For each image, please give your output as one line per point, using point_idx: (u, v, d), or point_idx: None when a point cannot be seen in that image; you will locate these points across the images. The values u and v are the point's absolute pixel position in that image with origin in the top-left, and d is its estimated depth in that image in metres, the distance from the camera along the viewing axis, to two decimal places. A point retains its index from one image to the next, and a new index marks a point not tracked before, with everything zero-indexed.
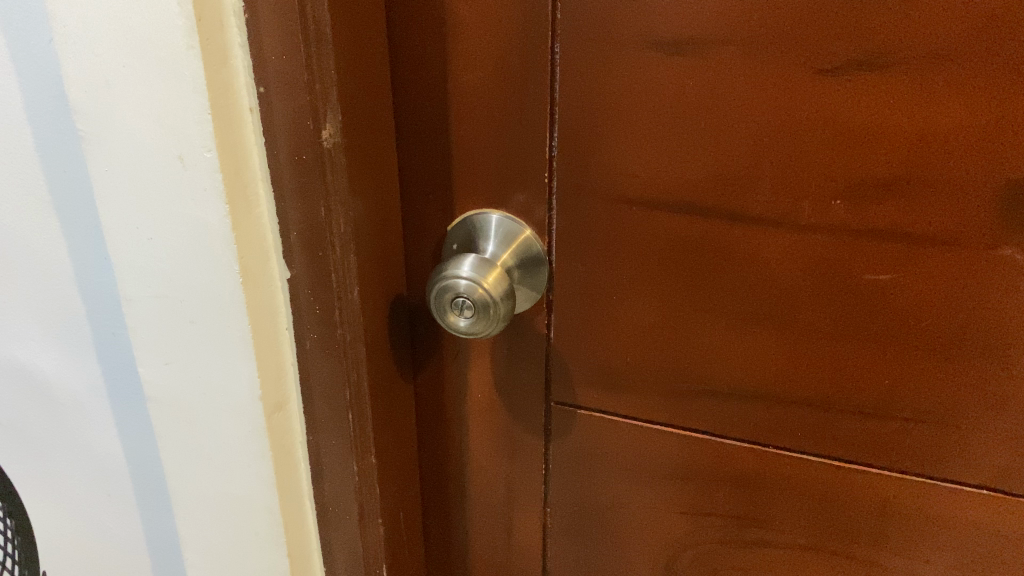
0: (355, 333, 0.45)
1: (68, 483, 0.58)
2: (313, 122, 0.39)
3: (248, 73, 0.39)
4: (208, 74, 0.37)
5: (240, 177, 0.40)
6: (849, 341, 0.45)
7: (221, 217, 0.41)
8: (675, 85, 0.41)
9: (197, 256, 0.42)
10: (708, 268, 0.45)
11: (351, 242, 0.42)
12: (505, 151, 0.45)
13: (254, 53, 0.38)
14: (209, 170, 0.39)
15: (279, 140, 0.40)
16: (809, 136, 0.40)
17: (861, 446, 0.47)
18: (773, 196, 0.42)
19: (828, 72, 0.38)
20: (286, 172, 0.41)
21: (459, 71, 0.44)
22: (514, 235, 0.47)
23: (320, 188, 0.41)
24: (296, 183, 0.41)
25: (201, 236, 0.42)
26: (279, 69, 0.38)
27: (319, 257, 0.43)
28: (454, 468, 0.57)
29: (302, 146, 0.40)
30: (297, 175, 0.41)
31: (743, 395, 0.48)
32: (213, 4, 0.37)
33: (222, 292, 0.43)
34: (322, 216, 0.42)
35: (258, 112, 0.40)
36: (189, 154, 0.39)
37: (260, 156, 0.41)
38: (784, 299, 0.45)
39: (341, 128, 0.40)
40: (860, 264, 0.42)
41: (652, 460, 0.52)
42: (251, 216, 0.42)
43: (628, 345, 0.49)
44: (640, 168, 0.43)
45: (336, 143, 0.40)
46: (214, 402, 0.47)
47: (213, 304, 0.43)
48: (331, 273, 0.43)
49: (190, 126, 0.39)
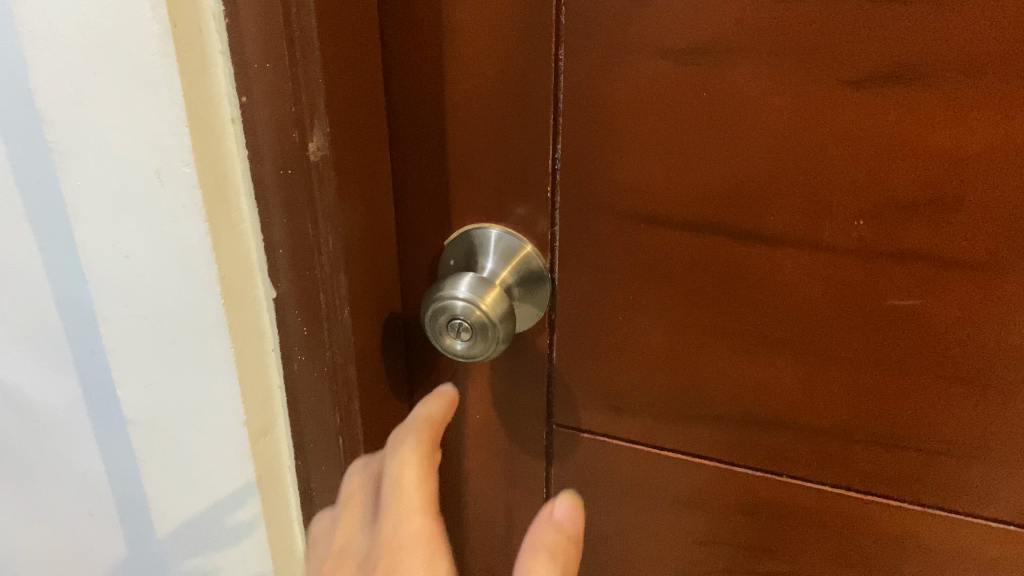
0: (347, 356, 0.42)
1: (47, 504, 0.55)
2: (299, 134, 0.36)
3: (229, 82, 0.36)
4: (185, 85, 0.35)
5: (221, 192, 0.38)
6: (870, 370, 0.42)
7: (201, 233, 0.38)
8: (687, 96, 0.38)
9: (176, 274, 0.40)
10: (721, 291, 0.43)
11: (342, 261, 0.40)
12: (505, 162, 0.43)
13: (235, 61, 0.36)
14: (187, 184, 0.37)
15: (263, 154, 0.37)
16: (832, 151, 0.37)
17: (881, 479, 0.45)
18: (792, 215, 0.40)
19: (852, 84, 0.36)
20: (271, 187, 0.38)
21: (456, 79, 0.41)
22: (514, 251, 0.45)
23: (307, 202, 0.38)
24: (281, 199, 0.38)
25: (181, 253, 0.39)
26: (260, 78, 0.36)
27: (307, 276, 0.40)
28: (451, 488, 0.54)
29: (286, 159, 0.37)
30: (282, 190, 0.38)
31: (757, 422, 0.46)
32: (189, 7, 0.34)
33: (204, 313, 0.40)
34: (310, 233, 0.39)
35: (240, 123, 0.37)
36: (166, 168, 0.37)
37: (244, 169, 0.38)
38: (801, 323, 0.42)
39: (330, 141, 0.37)
40: (884, 288, 0.40)
41: (659, 487, 0.50)
42: (233, 234, 0.39)
43: (635, 368, 0.46)
44: (649, 183, 0.41)
45: (325, 156, 0.37)
46: (197, 428, 0.44)
47: (193, 325, 0.41)
48: (319, 293, 0.40)
49: (167, 138, 0.36)
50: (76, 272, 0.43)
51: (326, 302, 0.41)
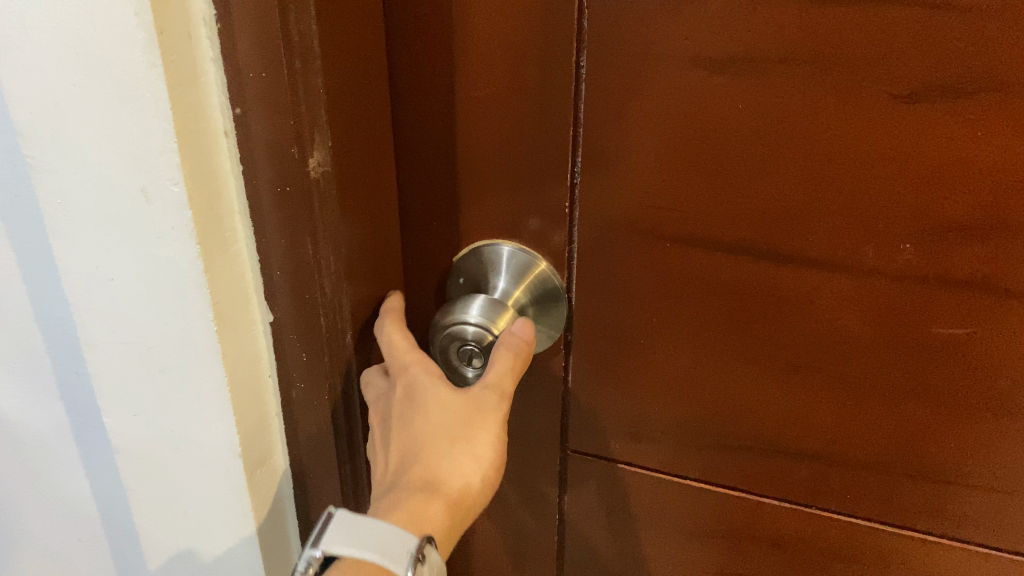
0: (348, 375, 0.40)
1: (33, 527, 0.52)
2: (298, 150, 0.33)
3: (221, 90, 0.33)
4: (173, 96, 0.31)
5: (213, 213, 0.35)
6: (910, 401, 0.39)
7: (192, 258, 0.35)
8: (721, 109, 0.35)
9: (163, 300, 0.37)
10: (751, 314, 0.40)
11: (344, 282, 0.37)
12: (519, 175, 0.40)
13: (228, 68, 0.32)
14: (177, 206, 0.33)
15: (258, 170, 0.34)
16: (880, 169, 0.34)
17: (916, 512, 0.42)
18: (832, 237, 0.37)
19: (905, 98, 0.33)
20: (266, 207, 0.35)
21: (467, 87, 0.38)
22: (528, 269, 0.42)
23: (307, 222, 0.35)
24: (278, 219, 0.35)
25: (170, 278, 0.36)
26: (255, 88, 0.32)
27: (307, 300, 0.37)
28: None
29: (284, 177, 0.34)
30: (280, 210, 0.35)
31: (785, 451, 0.43)
32: (177, 12, 0.30)
33: (194, 341, 0.37)
34: (310, 255, 0.36)
35: (234, 137, 0.34)
36: (153, 187, 0.33)
37: (238, 187, 0.35)
38: (837, 350, 0.39)
39: (331, 155, 0.34)
40: (928, 316, 0.37)
41: (679, 516, 0.48)
42: (226, 256, 0.36)
43: (655, 393, 0.44)
44: (675, 200, 0.38)
45: (325, 171, 0.34)
46: (190, 459, 0.41)
47: (183, 354, 0.38)
48: (320, 317, 0.38)
49: (154, 156, 0.32)
50: (57, 293, 0.40)
51: (325, 326, 0.38)
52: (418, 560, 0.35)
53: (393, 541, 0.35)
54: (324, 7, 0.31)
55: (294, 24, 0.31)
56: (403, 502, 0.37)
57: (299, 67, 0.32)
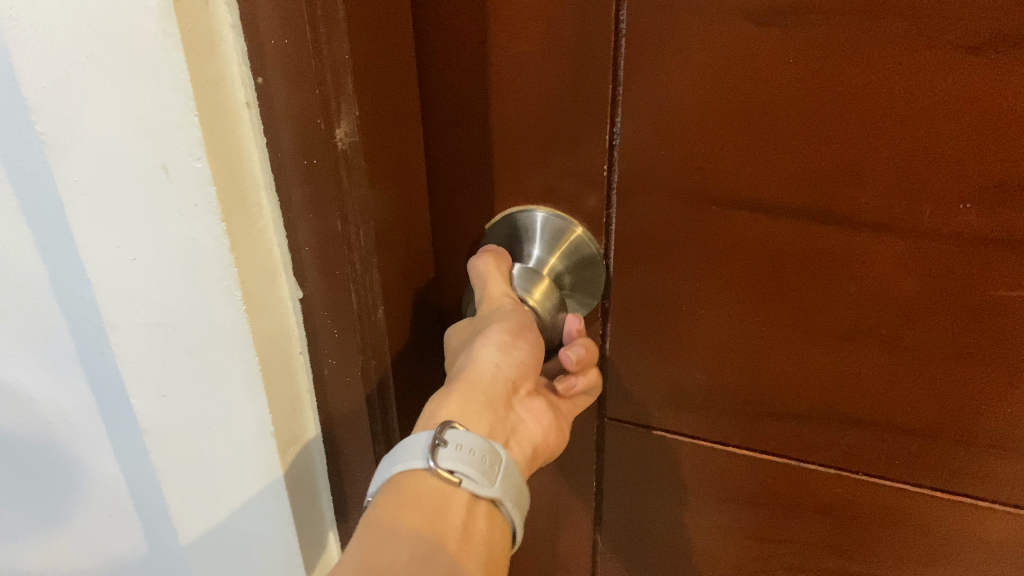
0: (382, 350, 0.39)
1: (63, 505, 0.52)
2: (324, 121, 0.31)
3: (242, 58, 0.31)
4: (190, 66, 0.29)
5: (237, 190, 0.33)
6: (965, 365, 0.38)
7: (217, 236, 0.33)
8: (770, 63, 0.33)
9: (189, 280, 0.35)
10: (797, 277, 0.38)
11: (374, 254, 0.36)
12: (555, 137, 0.38)
13: (249, 34, 0.30)
14: (198, 183, 0.32)
15: (283, 144, 0.33)
16: (939, 125, 0.32)
17: (968, 480, 0.41)
18: (884, 197, 0.35)
19: (969, 49, 0.30)
20: (294, 179, 0.34)
21: (500, 44, 0.36)
22: (564, 235, 0.41)
23: (334, 195, 0.34)
24: (305, 193, 0.34)
25: (194, 258, 0.34)
26: (278, 55, 0.30)
27: (338, 275, 0.36)
28: None
29: (311, 149, 0.32)
30: (306, 182, 0.33)
31: (832, 417, 0.42)
32: None
33: (221, 323, 0.36)
34: (340, 229, 0.34)
35: (256, 107, 0.32)
36: (172, 163, 0.31)
37: (262, 161, 0.34)
38: (889, 313, 0.38)
39: (357, 124, 0.32)
40: (986, 277, 0.35)
41: (720, 483, 0.46)
42: (252, 234, 0.34)
43: (696, 360, 0.43)
44: (718, 160, 0.36)
45: (353, 142, 0.33)
46: (220, 441, 0.40)
47: (210, 335, 0.36)
48: (352, 293, 0.36)
49: (171, 131, 0.31)
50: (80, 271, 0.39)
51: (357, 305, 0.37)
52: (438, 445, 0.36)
53: (415, 442, 0.37)
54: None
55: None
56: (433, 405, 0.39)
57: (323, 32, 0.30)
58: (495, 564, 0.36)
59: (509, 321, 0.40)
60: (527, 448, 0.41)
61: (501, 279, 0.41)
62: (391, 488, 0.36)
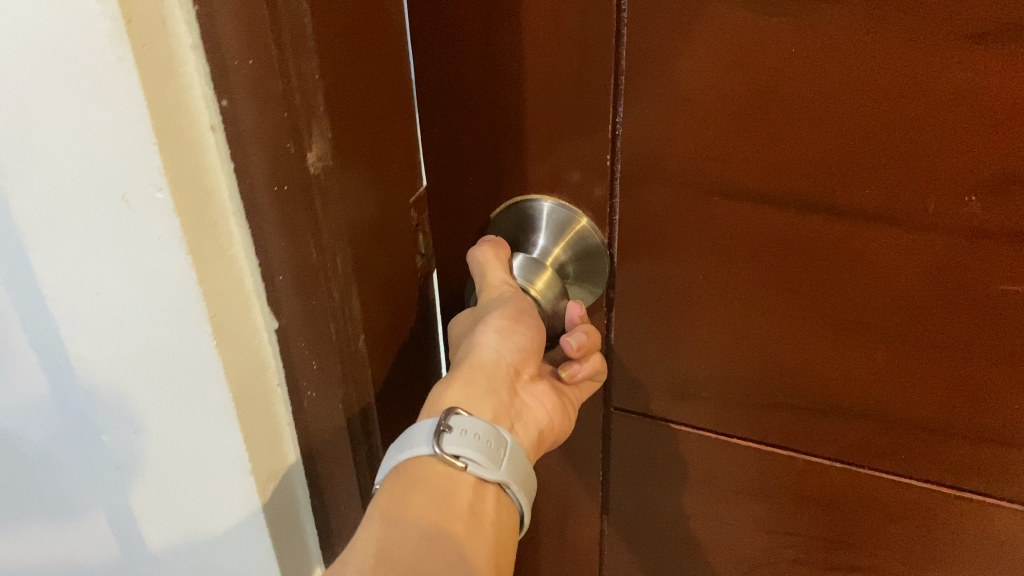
0: (361, 371, 0.39)
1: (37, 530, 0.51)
2: (294, 145, 0.31)
3: (206, 82, 0.30)
4: (149, 90, 0.28)
5: (207, 220, 0.32)
6: (973, 361, 0.37)
7: (185, 269, 0.32)
8: (768, 53, 0.32)
9: (158, 314, 0.34)
10: (799, 270, 0.37)
11: (352, 281, 0.36)
12: (556, 126, 0.38)
13: (212, 56, 0.29)
14: (163, 213, 0.30)
15: (254, 170, 0.32)
16: (943, 117, 0.31)
17: (977, 476, 0.40)
18: (886, 191, 0.34)
19: (973, 39, 0.29)
20: (265, 206, 0.33)
21: (501, 32, 0.36)
22: (567, 226, 0.41)
23: (308, 220, 0.33)
24: (278, 217, 0.33)
25: (163, 292, 0.33)
26: (242, 76, 0.30)
27: (314, 301, 0.36)
28: None
29: (282, 174, 0.32)
30: (278, 209, 0.33)
31: (838, 412, 0.41)
32: None
33: (194, 357, 0.34)
34: (315, 256, 0.34)
35: (221, 132, 0.31)
36: (135, 193, 0.30)
37: (231, 192, 0.32)
38: (894, 309, 0.37)
39: (330, 148, 0.33)
40: (992, 272, 0.34)
41: (726, 475, 0.46)
42: (223, 261, 0.33)
43: (699, 352, 0.42)
44: (717, 152, 0.35)
45: (326, 166, 0.33)
46: (203, 477, 0.39)
47: (183, 369, 0.35)
48: (330, 321, 0.36)
49: (133, 159, 0.29)
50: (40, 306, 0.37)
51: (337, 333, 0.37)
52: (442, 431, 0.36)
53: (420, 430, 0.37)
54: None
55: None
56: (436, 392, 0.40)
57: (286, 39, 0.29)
58: (504, 547, 0.36)
59: (507, 306, 0.40)
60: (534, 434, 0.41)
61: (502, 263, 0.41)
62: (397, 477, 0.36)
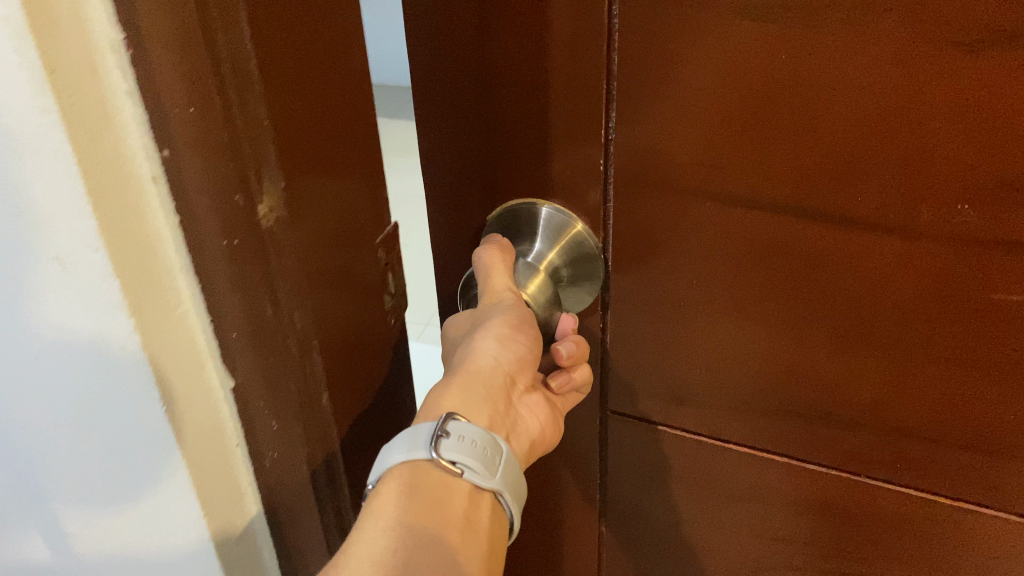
0: (319, 418, 0.39)
1: None
2: (242, 196, 0.31)
3: (143, 136, 0.29)
4: (79, 150, 0.27)
5: (152, 280, 0.31)
6: (968, 370, 0.36)
7: (127, 332, 0.31)
8: (760, 58, 0.32)
9: (100, 377, 0.33)
10: (791, 277, 0.37)
11: (312, 337, 0.37)
12: (551, 130, 0.38)
13: (151, 113, 0.29)
14: (99, 275, 0.30)
15: (201, 229, 0.32)
16: (936, 124, 0.31)
17: (975, 487, 0.39)
18: (881, 198, 0.33)
19: (965, 46, 0.29)
20: (213, 270, 0.33)
21: (494, 37, 0.36)
22: (562, 230, 0.41)
23: (259, 277, 0.33)
24: (229, 277, 0.33)
25: (104, 355, 0.32)
26: (183, 129, 0.29)
27: (271, 360, 0.36)
28: None
29: (231, 229, 0.32)
30: (230, 274, 0.33)
31: (834, 419, 0.41)
32: (76, 45, 0.26)
33: (139, 418, 0.34)
34: (268, 311, 0.34)
35: (162, 183, 0.30)
36: (69, 256, 0.30)
37: (176, 253, 0.32)
38: (888, 317, 0.36)
39: (281, 198, 0.33)
40: (988, 280, 0.34)
41: (723, 481, 0.46)
42: (169, 321, 0.33)
43: (695, 358, 0.42)
44: (709, 157, 0.35)
45: (278, 218, 0.33)
46: (162, 535, 0.38)
47: (129, 429, 0.34)
48: (288, 379, 0.37)
49: (67, 220, 0.29)
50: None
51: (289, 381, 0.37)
52: (439, 437, 0.36)
53: (416, 433, 0.37)
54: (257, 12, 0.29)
55: (218, 31, 0.29)
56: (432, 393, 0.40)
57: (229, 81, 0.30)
58: (491, 554, 0.37)
59: (509, 314, 0.40)
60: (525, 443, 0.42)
61: (505, 268, 0.41)
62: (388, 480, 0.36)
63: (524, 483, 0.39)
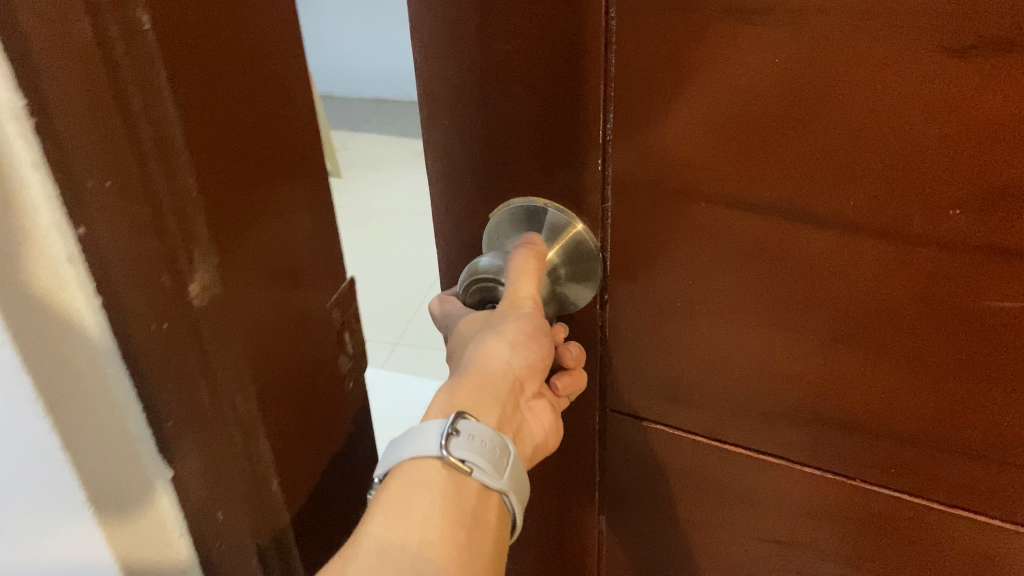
0: (262, 488, 0.40)
1: None
2: (171, 276, 0.32)
3: (50, 214, 0.29)
4: None
5: (70, 371, 0.31)
6: (958, 376, 0.37)
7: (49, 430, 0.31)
8: (755, 61, 0.33)
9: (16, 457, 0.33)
10: (785, 281, 0.38)
11: (253, 405, 0.37)
12: (551, 131, 0.39)
13: (64, 180, 0.29)
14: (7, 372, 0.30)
15: (135, 309, 0.32)
16: (928, 128, 0.32)
17: (966, 494, 0.40)
18: (874, 201, 0.34)
19: (955, 51, 0.30)
20: (143, 353, 0.33)
21: (495, 41, 0.37)
22: (563, 229, 0.42)
23: (195, 357, 0.34)
24: (158, 360, 0.33)
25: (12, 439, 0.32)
26: (102, 201, 0.29)
27: (207, 439, 0.36)
28: None
29: (163, 313, 0.32)
30: (166, 350, 0.33)
31: (827, 423, 0.41)
32: None
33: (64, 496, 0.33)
34: (202, 382, 0.35)
35: (79, 261, 0.30)
36: None
37: (93, 331, 0.32)
38: (879, 322, 0.37)
39: (216, 276, 0.33)
40: (978, 286, 0.34)
41: (721, 480, 0.47)
42: (78, 412, 0.32)
43: (691, 360, 0.43)
44: (707, 158, 0.36)
45: (210, 294, 0.33)
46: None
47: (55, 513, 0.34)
48: (225, 457, 0.37)
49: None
50: None
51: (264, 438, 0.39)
52: (451, 435, 0.38)
53: (428, 431, 0.38)
54: (177, 71, 0.29)
55: (123, 54, 0.28)
56: (443, 391, 0.42)
57: (143, 123, 0.29)
58: (498, 552, 0.38)
59: (524, 322, 0.41)
60: (529, 445, 0.44)
61: (534, 272, 0.42)
62: (397, 476, 0.38)
63: (528, 485, 0.40)
